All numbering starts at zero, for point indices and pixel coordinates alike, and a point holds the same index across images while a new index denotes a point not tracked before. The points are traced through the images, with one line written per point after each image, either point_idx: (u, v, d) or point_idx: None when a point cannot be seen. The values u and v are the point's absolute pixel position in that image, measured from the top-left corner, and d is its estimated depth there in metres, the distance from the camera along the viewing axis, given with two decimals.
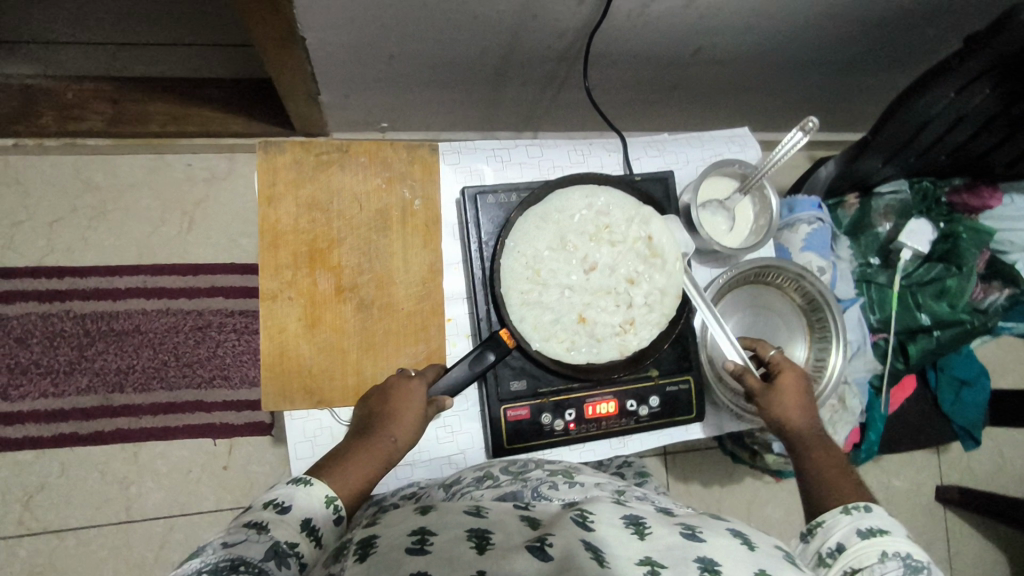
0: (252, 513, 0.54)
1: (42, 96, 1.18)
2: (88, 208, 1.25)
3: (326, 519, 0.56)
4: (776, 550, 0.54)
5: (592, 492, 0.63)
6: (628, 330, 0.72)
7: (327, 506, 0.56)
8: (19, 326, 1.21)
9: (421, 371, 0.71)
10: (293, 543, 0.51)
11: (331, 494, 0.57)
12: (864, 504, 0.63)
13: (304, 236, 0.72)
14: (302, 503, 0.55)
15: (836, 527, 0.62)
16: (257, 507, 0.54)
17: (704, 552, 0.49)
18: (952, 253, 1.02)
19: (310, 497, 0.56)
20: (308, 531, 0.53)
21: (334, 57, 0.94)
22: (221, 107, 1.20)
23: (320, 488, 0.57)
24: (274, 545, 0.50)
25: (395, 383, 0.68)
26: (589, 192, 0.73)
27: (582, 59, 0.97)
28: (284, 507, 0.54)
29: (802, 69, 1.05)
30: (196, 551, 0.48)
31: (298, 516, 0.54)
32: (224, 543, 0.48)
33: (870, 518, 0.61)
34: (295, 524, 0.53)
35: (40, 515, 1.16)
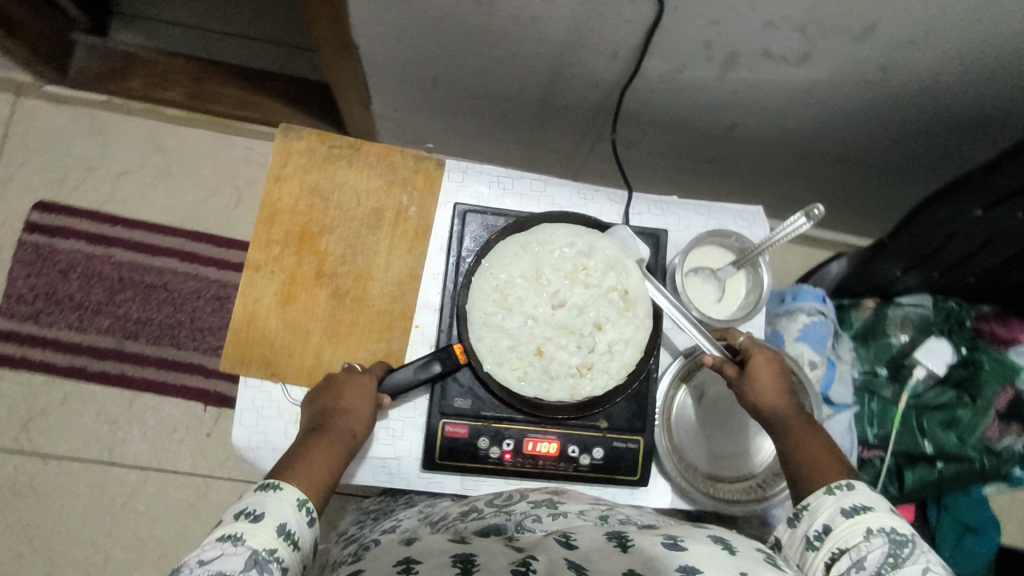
0: (224, 526, 0.53)
1: (137, 65, 1.31)
2: (153, 168, 1.34)
3: (299, 521, 0.56)
4: (758, 552, 0.52)
5: (575, 522, 0.60)
6: (584, 374, 0.72)
7: (298, 510, 0.56)
8: (65, 260, 1.30)
9: (369, 368, 0.72)
10: (272, 550, 0.52)
11: (301, 496, 0.57)
12: (845, 482, 0.59)
13: (299, 218, 0.75)
14: (274, 509, 0.55)
15: (821, 510, 0.57)
16: (228, 518, 0.54)
17: (686, 561, 0.48)
18: (969, 382, 0.94)
19: (280, 500, 0.56)
20: (285, 535, 0.54)
21: (385, 69, 0.98)
22: (286, 101, 1.31)
23: (290, 492, 0.57)
24: (252, 554, 0.51)
25: (342, 377, 0.69)
26: (575, 231, 0.74)
27: (614, 114, 0.98)
28: (257, 514, 0.54)
29: (841, 163, 1.03)
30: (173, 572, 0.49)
31: (271, 521, 0.54)
32: (201, 561, 0.49)
33: (853, 497, 0.57)
34: (269, 530, 0.53)
35: (36, 437, 1.24)
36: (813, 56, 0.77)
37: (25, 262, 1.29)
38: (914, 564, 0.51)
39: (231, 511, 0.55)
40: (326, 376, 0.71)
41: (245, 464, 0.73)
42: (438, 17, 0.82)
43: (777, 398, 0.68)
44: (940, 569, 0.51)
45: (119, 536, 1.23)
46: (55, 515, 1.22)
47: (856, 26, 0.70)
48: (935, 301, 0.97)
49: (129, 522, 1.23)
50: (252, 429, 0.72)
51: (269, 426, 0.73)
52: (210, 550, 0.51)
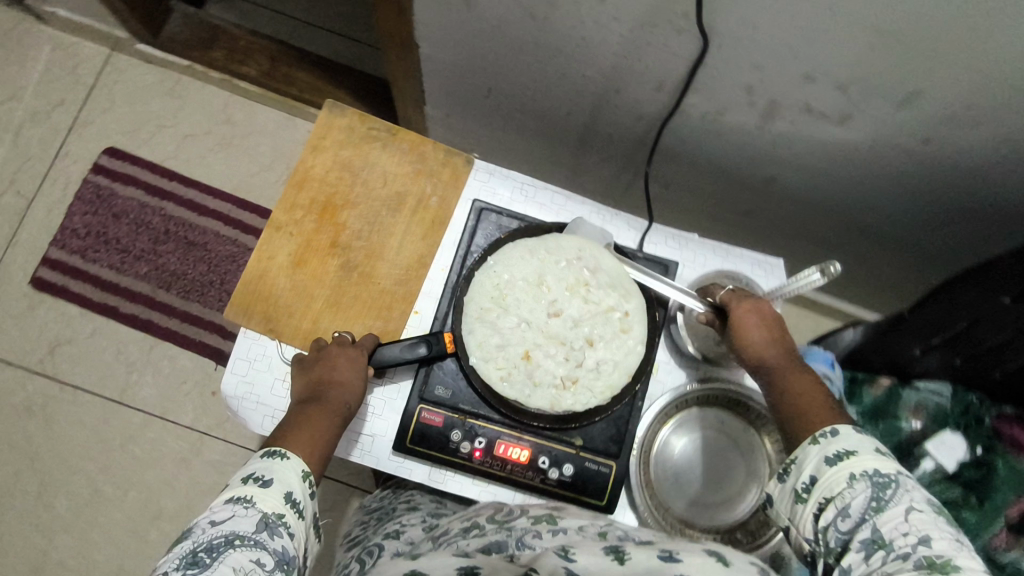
0: (233, 489, 0.56)
1: (223, 37, 1.40)
2: (217, 136, 1.42)
3: (303, 491, 0.59)
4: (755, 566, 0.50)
5: (573, 538, 0.56)
6: (567, 387, 0.71)
7: (302, 480, 0.59)
8: (122, 205, 1.38)
9: (358, 340, 0.73)
10: (280, 515, 0.55)
11: (305, 467, 0.60)
12: (830, 428, 0.59)
13: (326, 188, 0.79)
14: (281, 475, 0.58)
15: (806, 461, 0.59)
16: (237, 482, 0.57)
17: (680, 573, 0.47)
18: (980, 484, 0.86)
19: (286, 469, 0.59)
20: (290, 502, 0.57)
21: (442, 73, 1.02)
22: (351, 94, 1.36)
23: (294, 462, 0.59)
24: (263, 517, 0.54)
25: (331, 346, 0.71)
26: (584, 246, 0.75)
27: (655, 149, 0.99)
28: (264, 480, 0.57)
29: (880, 236, 1.00)
30: (186, 531, 0.52)
31: (278, 489, 0.57)
32: (212, 522, 0.53)
33: (837, 441, 0.58)
34: (276, 496, 0.56)
35: (58, 364, 1.30)
36: (853, 118, 0.76)
37: (87, 201, 1.38)
38: (897, 504, 0.52)
39: (239, 475, 0.57)
40: (317, 345, 0.72)
41: (228, 411, 0.75)
42: (496, 29, 0.85)
43: (766, 351, 0.67)
44: (922, 505, 0.51)
45: (112, 474, 1.27)
46: (60, 441, 1.27)
47: (898, 90, 0.70)
48: (955, 393, 0.90)
49: (124, 462, 1.27)
50: (242, 378, 0.75)
51: (258, 378, 0.75)
52: (220, 512, 0.54)
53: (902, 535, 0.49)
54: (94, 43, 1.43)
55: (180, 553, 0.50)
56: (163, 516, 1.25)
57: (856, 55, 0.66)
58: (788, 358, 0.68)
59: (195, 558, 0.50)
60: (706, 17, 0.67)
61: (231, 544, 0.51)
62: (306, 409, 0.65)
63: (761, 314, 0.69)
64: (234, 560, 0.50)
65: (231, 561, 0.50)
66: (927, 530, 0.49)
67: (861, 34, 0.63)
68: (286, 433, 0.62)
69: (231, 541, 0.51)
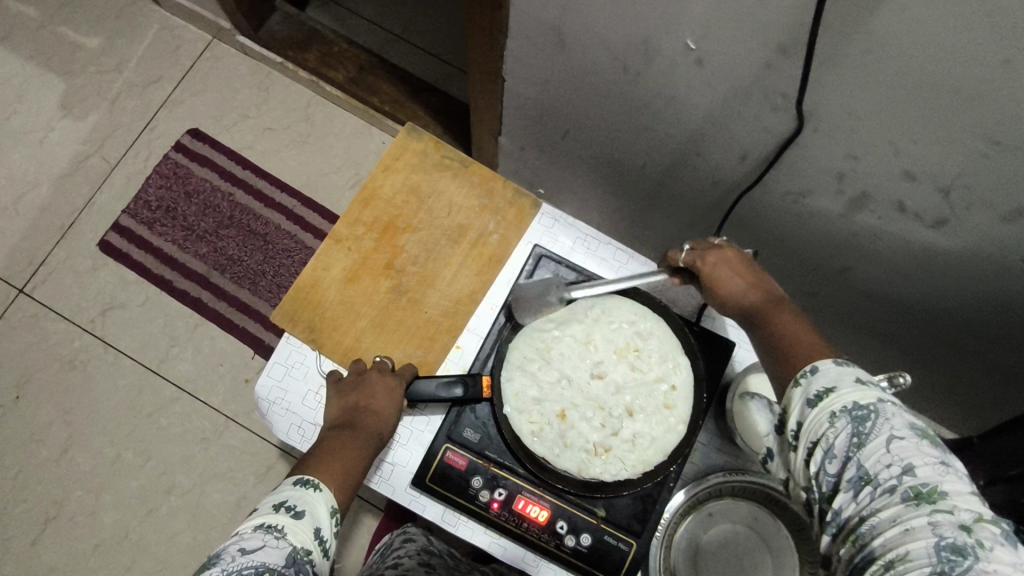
0: (264, 516, 0.55)
1: (318, 40, 1.44)
2: (295, 132, 1.46)
3: (331, 528, 0.58)
4: None
5: None
6: (598, 454, 0.68)
7: (331, 515, 0.58)
8: (194, 185, 1.43)
9: (398, 368, 0.73)
10: (308, 552, 0.54)
11: (335, 504, 0.59)
12: (810, 366, 0.54)
13: (390, 209, 0.79)
14: (313, 509, 0.57)
15: (791, 404, 0.54)
16: (268, 509, 0.56)
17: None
18: None
19: (317, 502, 0.58)
20: (318, 539, 0.56)
21: (523, 108, 1.02)
22: (431, 113, 1.38)
23: (325, 496, 0.59)
24: (292, 551, 0.53)
25: (372, 374, 0.70)
26: (640, 312, 0.73)
27: (726, 216, 0.96)
28: (296, 511, 0.56)
29: (953, 345, 0.94)
30: (215, 557, 0.52)
31: (308, 522, 0.56)
32: (242, 551, 0.52)
33: (819, 378, 0.52)
34: (306, 531, 0.55)
35: (108, 326, 1.34)
36: (947, 224, 0.72)
37: (163, 175, 1.43)
38: (878, 439, 0.48)
39: (271, 502, 0.57)
40: (355, 368, 0.72)
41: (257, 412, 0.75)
42: (585, 77, 0.84)
43: (742, 299, 0.64)
44: (904, 433, 0.48)
45: (136, 441, 1.29)
46: (94, 400, 1.31)
47: (1001, 206, 0.66)
48: None
49: (149, 432, 1.30)
50: (276, 382, 0.75)
51: (292, 385, 0.75)
52: (250, 540, 0.53)
53: (886, 467, 0.47)
54: (198, 28, 1.49)
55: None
56: (176, 492, 1.27)
57: (962, 164, 0.63)
58: (766, 298, 0.63)
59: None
60: (807, 99, 0.65)
61: None
62: (340, 435, 0.65)
63: (727, 261, 0.66)
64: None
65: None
66: (910, 458, 0.46)
67: (968, 142, 0.60)
68: (318, 460, 0.62)
69: (260, 573, 0.50)
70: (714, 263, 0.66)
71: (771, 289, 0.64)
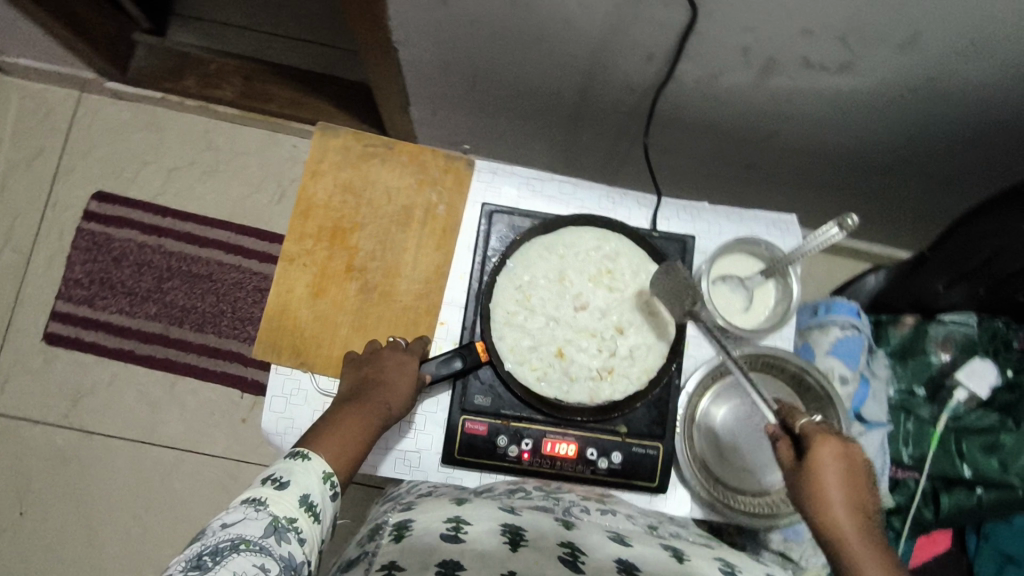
0: (251, 489, 0.56)
1: (193, 64, 1.36)
2: (203, 164, 1.40)
3: (322, 494, 0.59)
4: None
5: (622, 523, 0.64)
6: (604, 377, 0.72)
7: (323, 481, 0.59)
8: (119, 248, 1.37)
9: (411, 343, 0.74)
10: (291, 519, 0.54)
11: (327, 471, 0.60)
12: None
13: (331, 213, 0.78)
14: (300, 478, 0.58)
15: None
16: (256, 483, 0.57)
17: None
18: (1015, 407, 0.90)
19: (307, 471, 0.59)
20: (306, 506, 0.56)
21: (423, 72, 0.99)
22: (333, 102, 1.33)
23: (316, 464, 0.60)
24: (273, 520, 0.53)
25: (388, 355, 0.71)
26: (600, 236, 0.75)
27: (649, 117, 0.97)
28: (282, 483, 0.57)
29: (888, 174, 0.99)
30: (198, 534, 0.51)
31: (295, 491, 0.56)
32: (223, 525, 0.52)
33: None
34: (291, 499, 0.55)
35: (83, 414, 1.29)
36: (853, 65, 0.75)
37: (84, 249, 1.36)
38: None
39: (259, 477, 0.58)
40: (371, 347, 0.74)
41: (272, 447, 0.76)
42: (476, 25, 0.83)
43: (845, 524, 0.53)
44: None
45: (154, 513, 1.26)
46: (97, 489, 1.27)
47: (899, 29, 0.68)
48: (980, 320, 0.93)
49: (164, 500, 1.27)
50: (280, 415, 0.75)
51: (297, 412, 0.75)
52: (233, 514, 0.53)
53: None
54: (61, 87, 1.39)
55: (188, 556, 0.49)
56: None
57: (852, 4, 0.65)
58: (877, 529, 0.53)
59: (199, 561, 0.48)
60: None
61: (237, 549, 0.49)
62: (349, 408, 0.67)
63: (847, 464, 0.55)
64: (239, 564, 0.48)
65: (234, 565, 0.48)
66: None
67: None
68: (323, 436, 0.63)
69: (237, 545, 0.50)
70: (825, 469, 0.54)
71: (876, 521, 0.54)
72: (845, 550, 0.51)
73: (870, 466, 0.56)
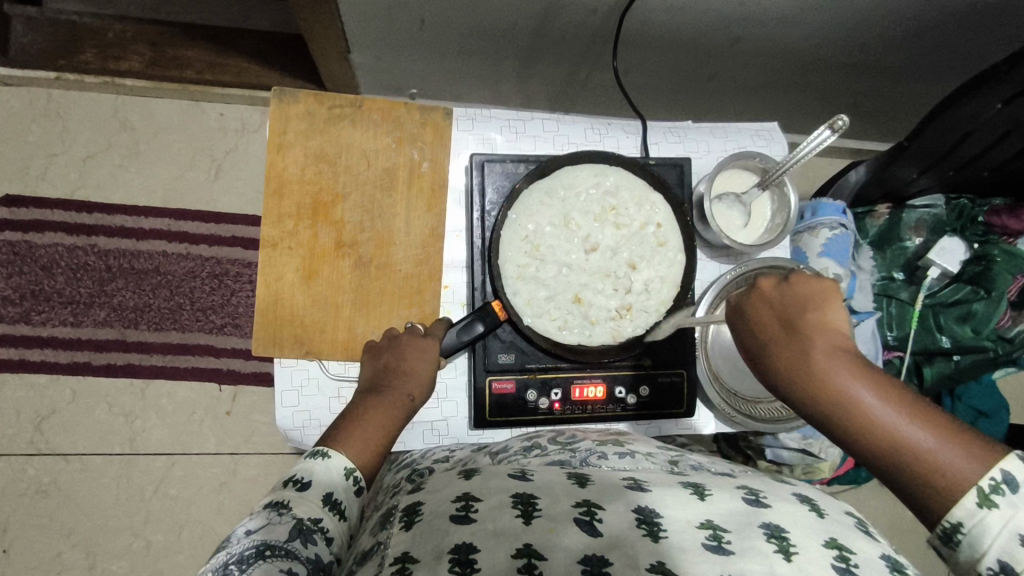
0: (273, 492, 0.54)
1: (87, 35, 1.19)
2: (122, 146, 1.24)
3: (346, 491, 0.56)
4: (847, 517, 0.50)
5: (642, 464, 0.59)
6: (623, 316, 0.72)
7: (347, 478, 0.56)
8: (46, 255, 1.21)
9: (429, 328, 0.70)
10: (317, 519, 0.52)
11: (349, 465, 0.57)
12: (995, 476, 0.41)
13: (308, 187, 0.72)
14: (322, 477, 0.55)
15: (985, 538, 0.41)
16: (278, 486, 0.54)
17: (770, 518, 0.47)
18: (983, 276, 0.96)
19: (328, 470, 0.56)
20: (330, 505, 0.54)
21: (366, 21, 0.90)
22: (256, 60, 1.19)
23: (337, 460, 0.56)
24: (297, 523, 0.51)
25: (408, 342, 0.68)
26: (599, 171, 0.73)
27: (614, 40, 0.91)
28: (304, 483, 0.54)
29: (852, 68, 0.99)
30: (223, 542, 0.50)
31: (317, 491, 0.54)
32: (246, 532, 0.50)
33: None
34: (315, 500, 0.53)
35: (51, 437, 1.17)
36: None
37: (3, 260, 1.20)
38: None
39: (281, 479, 0.55)
40: (389, 335, 0.70)
41: (293, 444, 0.72)
42: None
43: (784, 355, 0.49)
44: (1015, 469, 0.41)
45: (156, 522, 1.17)
46: (85, 512, 1.16)
47: None
48: (947, 201, 0.98)
49: (163, 508, 1.17)
50: (295, 409, 0.71)
51: (311, 404, 0.72)
52: (255, 519, 0.51)
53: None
54: None
55: (213, 566, 0.47)
56: None
57: None
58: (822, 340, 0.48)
59: (225, 571, 0.47)
60: None
61: (263, 556, 0.48)
62: (371, 399, 0.62)
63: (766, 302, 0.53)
64: (265, 572, 0.47)
65: (259, 573, 0.46)
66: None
67: None
68: (348, 432, 0.59)
69: (262, 551, 0.48)
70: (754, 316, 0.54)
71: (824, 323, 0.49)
72: (800, 369, 0.47)
73: (795, 281, 0.53)
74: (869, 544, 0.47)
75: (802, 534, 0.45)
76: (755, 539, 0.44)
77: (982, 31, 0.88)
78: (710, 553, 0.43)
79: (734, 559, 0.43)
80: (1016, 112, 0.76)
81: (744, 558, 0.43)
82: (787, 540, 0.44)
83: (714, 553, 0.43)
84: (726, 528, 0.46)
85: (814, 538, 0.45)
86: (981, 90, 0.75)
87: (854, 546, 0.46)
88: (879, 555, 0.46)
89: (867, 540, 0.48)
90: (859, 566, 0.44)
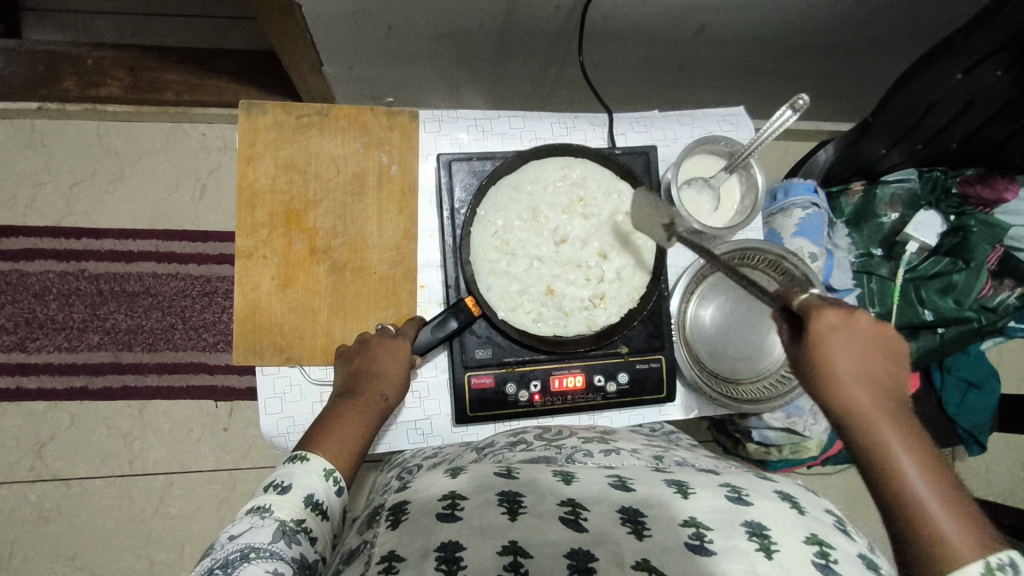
0: (255, 498, 0.54)
1: (64, 61, 1.19)
2: (107, 172, 1.26)
3: (327, 491, 0.56)
4: (826, 516, 0.50)
5: (628, 461, 0.59)
6: (597, 305, 0.73)
7: (326, 479, 0.57)
8: (38, 282, 1.22)
9: (401, 328, 0.70)
10: (299, 521, 0.53)
11: (329, 467, 0.57)
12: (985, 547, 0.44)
13: (281, 197, 0.73)
14: (302, 480, 0.55)
15: None
16: (259, 491, 0.55)
17: (751, 515, 0.46)
18: (963, 246, 0.97)
19: (308, 472, 0.56)
20: (312, 506, 0.54)
21: (336, 38, 0.91)
22: (233, 77, 1.20)
23: (316, 462, 0.57)
24: (280, 525, 0.51)
25: (381, 342, 0.67)
26: (565, 163, 0.74)
27: (580, 34, 0.92)
28: (285, 487, 0.54)
29: (817, 49, 1.00)
30: (206, 550, 0.50)
31: (299, 493, 0.54)
32: (231, 536, 0.50)
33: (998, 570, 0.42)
34: (297, 503, 0.54)
35: (50, 462, 1.17)
36: None
37: None
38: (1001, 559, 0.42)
39: (263, 484, 0.56)
40: (361, 339, 0.70)
41: (279, 451, 0.74)
42: None
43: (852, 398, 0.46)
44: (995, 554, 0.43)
45: (158, 540, 1.18)
46: (89, 534, 1.16)
47: None
48: (920, 174, 1.00)
49: (165, 527, 1.18)
50: (279, 415, 0.72)
51: (294, 409, 0.73)
52: (239, 525, 0.52)
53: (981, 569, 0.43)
54: None
55: (199, 571, 0.48)
56: None
57: None
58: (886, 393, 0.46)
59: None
60: None
61: (247, 558, 0.48)
62: (346, 402, 0.63)
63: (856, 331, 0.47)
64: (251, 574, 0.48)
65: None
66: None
67: None
68: (326, 435, 0.60)
69: (247, 554, 0.49)
70: (829, 345, 0.46)
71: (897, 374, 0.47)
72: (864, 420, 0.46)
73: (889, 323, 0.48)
74: (846, 541, 0.47)
75: (784, 531, 0.45)
76: (736, 537, 0.44)
77: (942, 7, 0.89)
78: (692, 554, 0.43)
79: (715, 560, 0.42)
80: (980, 79, 0.77)
81: (724, 558, 0.42)
82: (768, 539, 0.44)
83: (697, 553, 0.43)
84: (709, 526, 0.45)
85: (795, 535, 0.45)
86: (936, 61, 0.75)
87: (834, 543, 0.46)
88: (855, 553, 0.46)
89: (845, 537, 0.47)
90: (838, 562, 0.44)
